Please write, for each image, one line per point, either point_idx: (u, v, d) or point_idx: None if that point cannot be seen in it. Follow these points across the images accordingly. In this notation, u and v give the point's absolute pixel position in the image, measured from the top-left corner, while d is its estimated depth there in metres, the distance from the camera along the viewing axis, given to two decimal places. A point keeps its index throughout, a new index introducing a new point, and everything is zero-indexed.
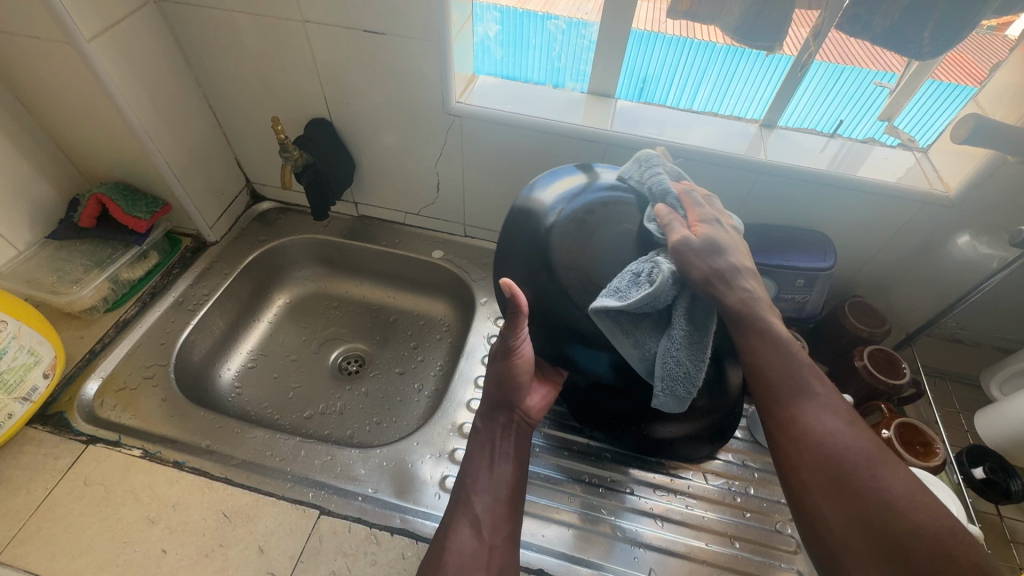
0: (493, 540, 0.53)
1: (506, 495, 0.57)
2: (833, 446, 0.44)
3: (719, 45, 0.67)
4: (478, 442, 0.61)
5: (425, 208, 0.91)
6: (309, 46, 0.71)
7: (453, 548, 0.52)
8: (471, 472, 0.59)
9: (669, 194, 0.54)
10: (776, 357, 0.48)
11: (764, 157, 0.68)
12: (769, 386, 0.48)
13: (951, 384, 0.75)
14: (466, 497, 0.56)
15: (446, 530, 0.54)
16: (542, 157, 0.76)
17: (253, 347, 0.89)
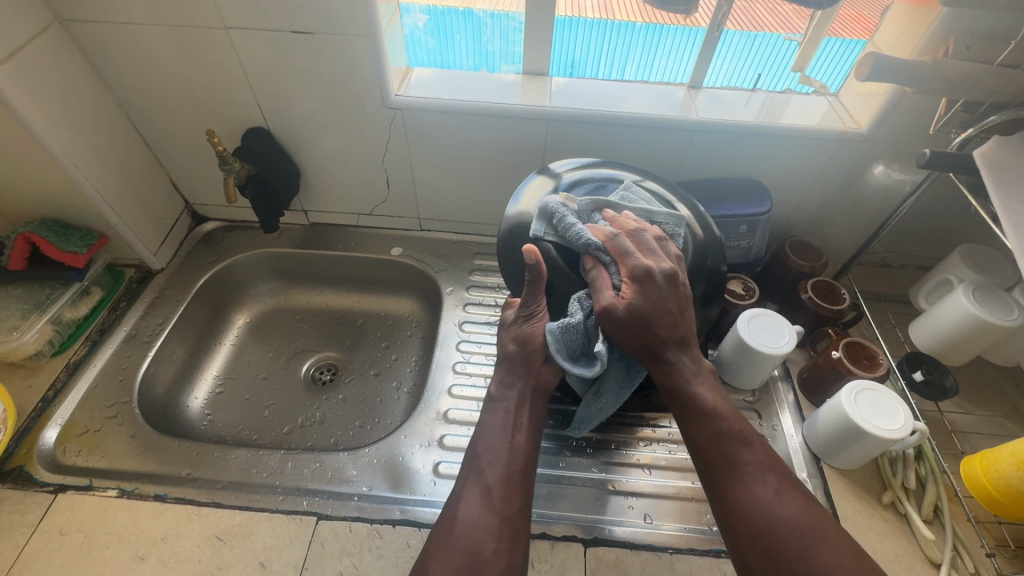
0: (504, 510, 0.51)
1: (519, 464, 0.54)
2: (766, 518, 0.46)
3: (638, 24, 0.72)
4: (494, 405, 0.58)
5: (378, 207, 0.91)
6: (235, 54, 0.69)
7: (462, 521, 0.50)
8: (482, 441, 0.56)
9: (591, 246, 0.54)
10: (707, 429, 0.51)
11: (695, 116, 0.72)
12: (708, 458, 0.51)
13: (886, 305, 0.81)
14: (475, 467, 0.54)
15: (456, 500, 0.52)
16: (488, 140, 0.77)
17: (219, 372, 0.86)
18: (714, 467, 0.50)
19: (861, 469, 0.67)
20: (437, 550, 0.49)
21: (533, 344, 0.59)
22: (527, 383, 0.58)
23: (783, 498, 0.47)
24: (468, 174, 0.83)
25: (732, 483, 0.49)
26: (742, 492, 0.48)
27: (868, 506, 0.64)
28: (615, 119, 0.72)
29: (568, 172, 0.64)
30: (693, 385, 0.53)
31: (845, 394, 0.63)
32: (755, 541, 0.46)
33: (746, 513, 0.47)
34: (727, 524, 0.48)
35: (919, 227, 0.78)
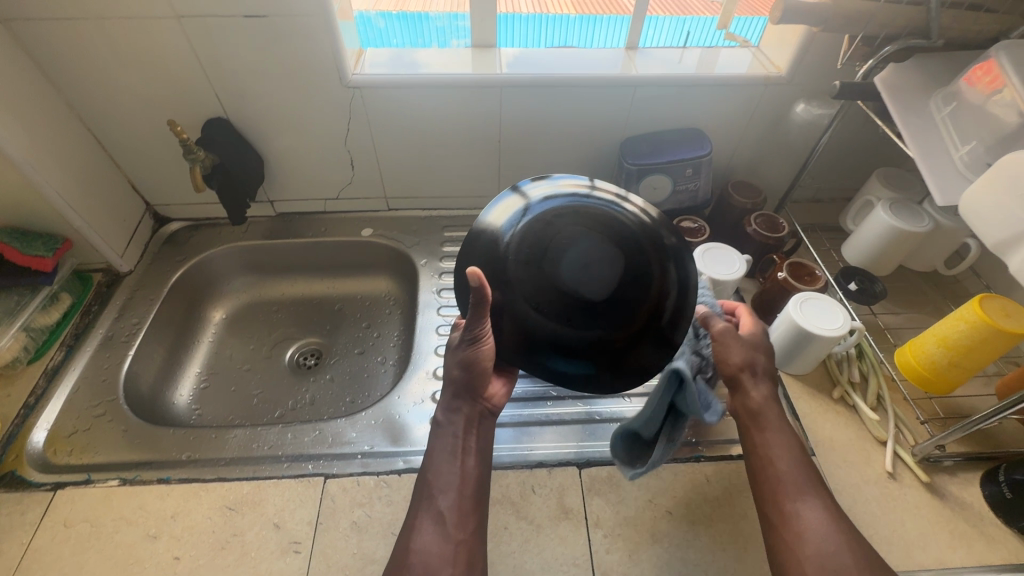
0: (456, 541, 0.50)
1: (469, 493, 0.53)
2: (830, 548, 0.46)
3: (572, 16, 0.82)
4: (441, 433, 0.57)
5: (344, 190, 0.93)
6: (190, 44, 0.70)
7: (415, 553, 0.49)
8: (433, 470, 0.54)
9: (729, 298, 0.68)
10: (781, 454, 0.53)
11: (636, 72, 0.78)
12: (775, 481, 0.52)
13: (821, 233, 0.90)
14: (428, 496, 0.53)
15: (411, 531, 0.51)
16: (445, 112, 0.81)
17: (202, 368, 0.87)
18: (779, 494, 0.51)
19: (813, 372, 0.76)
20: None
21: (476, 371, 0.57)
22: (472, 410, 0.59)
23: (844, 533, 0.47)
24: (430, 149, 0.86)
25: (799, 513, 0.49)
26: (810, 522, 0.48)
27: (822, 402, 0.72)
28: (563, 82, 0.77)
29: (541, 186, 0.56)
30: (774, 417, 0.55)
31: (792, 305, 0.70)
32: (816, 567, 0.46)
33: (807, 538, 0.48)
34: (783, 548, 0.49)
35: (840, 159, 0.88)
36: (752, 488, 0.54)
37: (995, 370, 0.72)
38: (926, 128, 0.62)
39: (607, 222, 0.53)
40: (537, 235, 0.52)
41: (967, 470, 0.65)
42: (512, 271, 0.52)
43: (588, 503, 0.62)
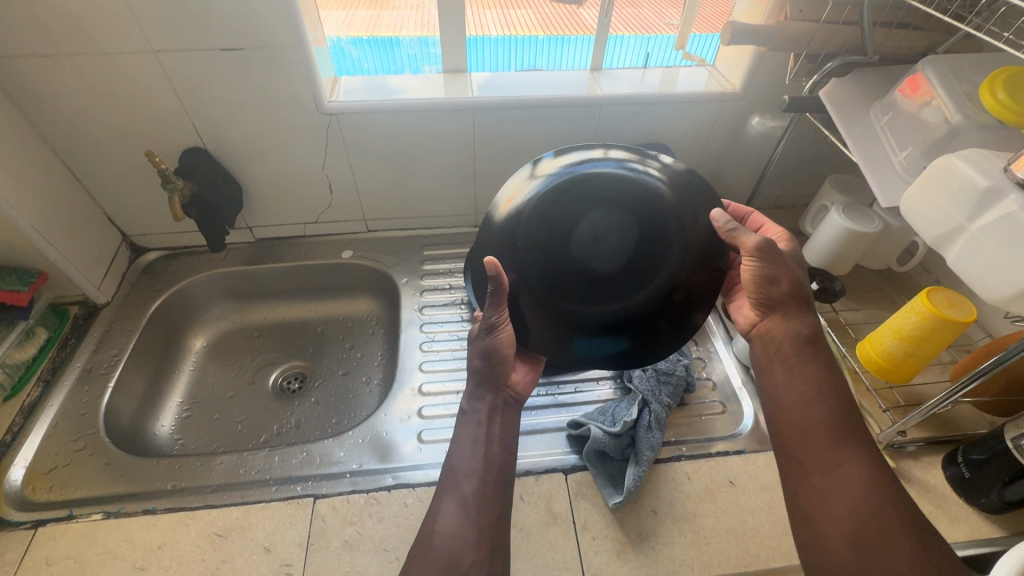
0: (478, 530, 0.50)
1: (495, 481, 0.54)
2: (871, 503, 0.47)
3: (541, 37, 0.86)
4: (469, 416, 0.58)
5: (322, 214, 0.94)
6: (167, 77, 0.71)
7: (436, 539, 0.50)
8: (460, 454, 0.55)
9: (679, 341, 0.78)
10: (821, 403, 0.53)
11: (601, 93, 0.82)
12: (814, 430, 0.52)
13: None
14: (453, 482, 0.54)
15: (434, 516, 0.52)
16: (420, 136, 0.84)
17: (183, 397, 0.86)
18: (821, 449, 0.51)
19: None
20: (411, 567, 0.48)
21: (496, 358, 0.58)
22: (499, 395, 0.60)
23: (882, 493, 0.47)
24: (406, 171, 0.89)
25: (840, 470, 0.49)
26: (850, 480, 0.48)
27: None
28: (533, 103, 0.81)
29: (565, 158, 0.58)
30: (810, 354, 0.55)
31: None
32: (854, 518, 0.47)
33: (849, 490, 0.48)
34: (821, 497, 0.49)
35: (798, 166, 0.93)
36: (783, 438, 0.54)
37: (948, 358, 0.77)
38: (867, 136, 0.66)
39: (622, 195, 0.55)
40: (550, 214, 0.55)
41: (928, 454, 0.69)
42: (524, 255, 0.55)
43: (575, 508, 0.64)
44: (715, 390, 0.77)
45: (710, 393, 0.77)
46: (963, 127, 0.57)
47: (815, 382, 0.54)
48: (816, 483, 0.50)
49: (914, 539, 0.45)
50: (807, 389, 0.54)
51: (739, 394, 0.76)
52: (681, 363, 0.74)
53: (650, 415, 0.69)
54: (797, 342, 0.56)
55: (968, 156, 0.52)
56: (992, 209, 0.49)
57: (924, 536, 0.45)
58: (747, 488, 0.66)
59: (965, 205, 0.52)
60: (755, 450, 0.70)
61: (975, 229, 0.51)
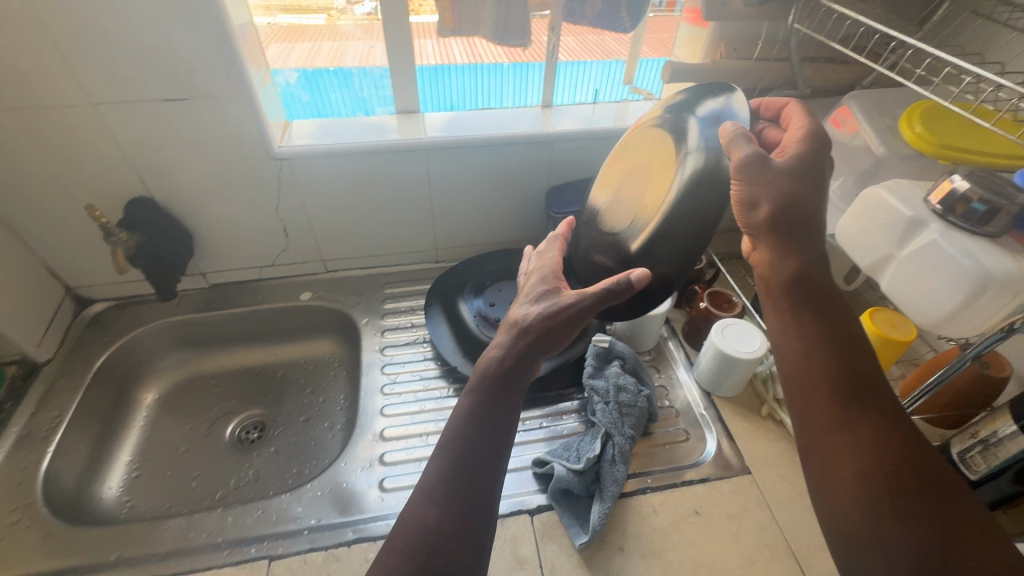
0: (464, 531, 0.44)
1: (491, 473, 0.47)
2: (882, 458, 0.42)
3: (506, 64, 0.86)
4: (479, 395, 0.51)
5: (279, 257, 0.93)
6: (108, 128, 0.70)
7: (414, 542, 0.43)
8: (455, 440, 0.48)
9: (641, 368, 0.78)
10: (824, 345, 0.47)
11: (553, 129, 0.84)
12: (818, 379, 0.46)
13: (737, 260, 0.98)
14: (440, 474, 0.46)
15: (411, 517, 0.45)
16: (375, 176, 0.84)
17: (133, 455, 0.82)
18: (829, 408, 0.45)
19: (743, 393, 0.80)
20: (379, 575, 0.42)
21: (544, 326, 0.53)
22: (517, 371, 0.53)
23: (899, 457, 0.42)
24: (363, 211, 0.88)
25: (851, 432, 0.44)
26: (862, 442, 0.43)
27: (753, 421, 0.77)
28: (485, 142, 0.82)
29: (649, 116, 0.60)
30: (811, 288, 0.49)
31: (714, 332, 0.75)
32: (862, 473, 0.42)
33: (857, 444, 0.43)
34: (824, 450, 0.45)
35: None
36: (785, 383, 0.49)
37: (899, 373, 0.79)
38: None
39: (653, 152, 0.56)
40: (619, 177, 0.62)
41: None
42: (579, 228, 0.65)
43: (542, 550, 0.63)
44: (679, 417, 0.78)
45: (674, 421, 0.77)
46: (887, 158, 0.60)
47: (816, 331, 0.47)
48: (821, 445, 0.45)
49: (936, 508, 0.40)
50: (811, 339, 0.47)
51: (702, 419, 0.77)
52: (644, 394, 0.74)
53: (614, 448, 0.68)
54: (793, 284, 0.49)
55: (893, 187, 0.54)
56: (917, 239, 0.52)
57: (937, 496, 0.41)
58: (713, 517, 0.66)
59: (893, 234, 0.54)
60: (718, 476, 0.70)
61: (903, 257, 0.53)
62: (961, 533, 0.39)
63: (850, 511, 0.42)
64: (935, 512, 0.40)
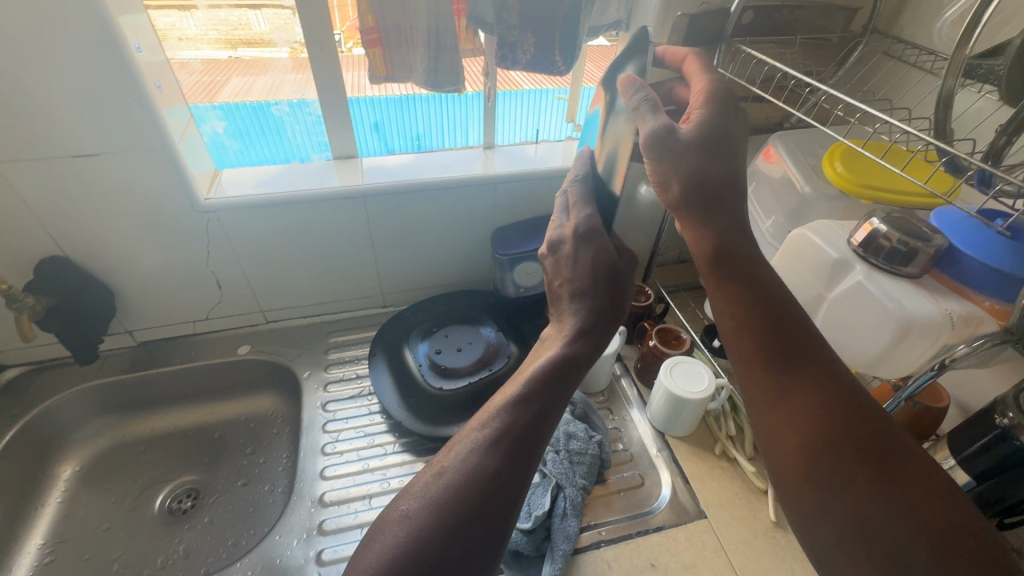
0: (480, 547, 0.39)
1: (524, 488, 0.42)
2: (827, 432, 0.40)
3: (471, 93, 0.84)
4: (529, 401, 0.45)
5: (214, 310, 0.88)
6: (12, 187, 0.65)
7: (419, 544, 0.38)
8: (496, 442, 0.43)
9: (588, 412, 0.76)
10: (755, 317, 0.45)
11: (494, 171, 0.84)
12: (759, 357, 0.45)
13: (685, 293, 0.98)
14: (474, 480, 0.41)
15: (422, 515, 0.40)
16: (312, 224, 0.81)
17: (45, 539, 0.74)
18: (764, 381, 0.44)
19: (696, 430, 0.79)
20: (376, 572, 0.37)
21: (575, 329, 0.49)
22: (571, 385, 0.47)
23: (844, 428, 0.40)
24: (302, 259, 0.85)
25: (787, 405, 0.42)
26: (798, 414, 0.42)
27: (707, 460, 0.75)
28: (425, 186, 0.81)
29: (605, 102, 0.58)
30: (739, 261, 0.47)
31: (663, 371, 0.74)
32: (809, 450, 0.40)
33: (801, 420, 0.41)
34: (774, 432, 0.43)
35: None
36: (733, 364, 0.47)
37: None
38: None
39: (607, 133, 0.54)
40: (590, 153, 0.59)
41: None
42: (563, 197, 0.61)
43: None
44: (633, 462, 0.76)
45: (628, 466, 0.75)
46: (813, 198, 0.61)
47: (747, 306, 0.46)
48: (762, 420, 0.44)
49: (882, 477, 0.38)
50: (740, 311, 0.46)
51: (656, 462, 0.75)
52: (594, 440, 0.72)
53: (565, 501, 0.66)
54: (715, 258, 0.47)
55: (817, 230, 0.55)
56: (843, 281, 0.52)
57: (888, 468, 0.38)
58: (669, 569, 0.63)
59: (821, 277, 0.54)
60: (673, 523, 0.68)
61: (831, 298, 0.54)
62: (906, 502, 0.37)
63: (792, 484, 0.41)
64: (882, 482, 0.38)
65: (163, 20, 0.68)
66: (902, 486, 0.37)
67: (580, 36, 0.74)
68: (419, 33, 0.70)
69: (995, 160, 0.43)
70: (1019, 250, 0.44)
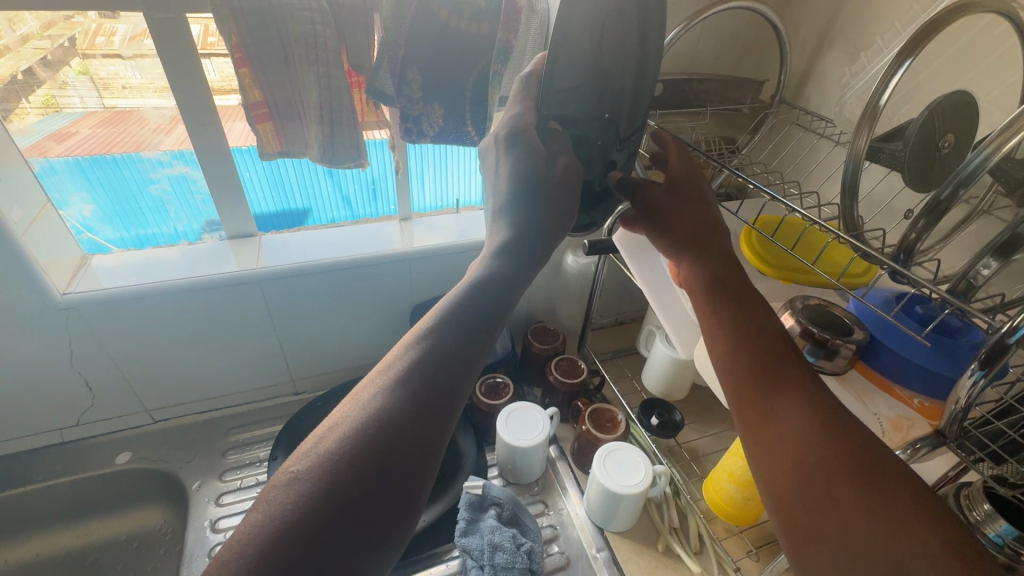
0: (385, 508, 0.28)
1: (446, 424, 0.32)
2: (806, 443, 0.33)
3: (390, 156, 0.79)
4: (448, 325, 0.35)
5: (86, 414, 0.76)
6: None
7: (308, 512, 0.27)
8: (405, 379, 0.32)
9: (520, 514, 0.68)
10: (738, 322, 0.41)
11: (408, 247, 0.78)
12: (740, 367, 0.39)
13: (623, 361, 0.93)
14: (383, 419, 0.30)
15: (316, 474, 0.28)
16: (200, 313, 0.72)
17: None
18: (746, 395, 0.37)
19: (638, 523, 0.72)
20: (249, 556, 0.25)
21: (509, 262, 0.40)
22: (499, 303, 0.37)
23: (839, 440, 0.32)
24: (190, 353, 0.75)
25: (774, 421, 0.35)
26: (782, 423, 0.34)
27: (649, 559, 0.68)
28: (330, 267, 0.74)
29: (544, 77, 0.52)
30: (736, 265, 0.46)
31: (596, 463, 0.67)
32: (790, 460, 0.33)
33: (776, 428, 0.34)
34: (755, 444, 0.35)
35: (622, 287, 0.96)
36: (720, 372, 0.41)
37: None
38: (661, 282, 0.65)
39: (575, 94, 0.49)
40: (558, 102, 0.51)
41: None
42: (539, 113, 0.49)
43: None
44: (569, 568, 0.68)
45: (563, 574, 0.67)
46: None
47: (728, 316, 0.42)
48: (746, 440, 0.36)
49: (881, 492, 0.29)
50: (728, 336, 0.40)
51: (595, 565, 0.67)
52: (522, 548, 0.64)
53: None
54: (707, 286, 0.44)
55: None
56: None
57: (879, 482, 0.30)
58: None
59: None
60: None
61: None
62: (914, 520, 0.28)
63: (775, 496, 0.33)
64: (882, 497, 0.29)
65: (104, 69, 0.61)
66: (905, 501, 0.29)
67: (491, 108, 0.71)
68: (311, 109, 0.64)
69: (907, 256, 0.40)
70: (949, 351, 0.42)
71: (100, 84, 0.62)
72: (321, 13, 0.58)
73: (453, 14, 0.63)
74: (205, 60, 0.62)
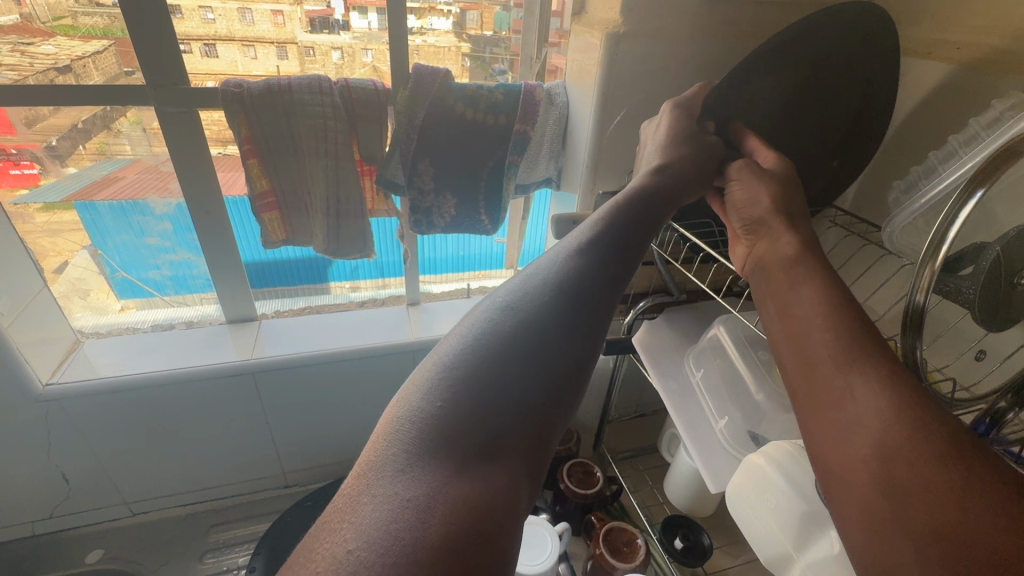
0: (545, 378, 0.29)
1: (594, 314, 0.32)
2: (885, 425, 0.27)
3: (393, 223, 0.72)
4: (600, 247, 0.35)
5: (60, 506, 0.70)
6: None
7: (472, 378, 0.28)
8: (560, 278, 0.33)
9: None
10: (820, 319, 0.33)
11: (413, 337, 0.74)
12: (823, 355, 0.31)
13: (641, 464, 0.85)
14: (534, 330, 0.30)
15: (475, 352, 0.29)
16: (188, 405, 0.67)
17: None
18: (816, 372, 0.31)
19: None
20: (432, 396, 0.27)
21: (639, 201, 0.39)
22: (640, 245, 0.37)
23: (925, 424, 0.26)
24: (175, 445, 0.70)
25: (848, 405, 0.29)
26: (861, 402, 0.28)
27: None
28: (329, 359, 0.70)
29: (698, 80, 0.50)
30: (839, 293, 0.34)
31: None
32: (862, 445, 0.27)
33: (853, 409, 0.28)
34: (819, 425, 0.30)
35: (643, 382, 0.89)
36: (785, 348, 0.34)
37: None
38: (685, 397, 0.58)
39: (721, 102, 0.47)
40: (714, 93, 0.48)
41: None
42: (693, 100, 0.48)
43: None
44: None
45: None
46: (768, 407, 0.53)
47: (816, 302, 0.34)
48: (808, 425, 0.31)
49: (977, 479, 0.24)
50: (803, 322, 0.33)
51: None
52: None
53: None
54: (786, 262, 0.37)
55: (774, 459, 0.44)
56: (816, 543, 0.41)
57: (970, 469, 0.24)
58: None
59: (789, 528, 0.43)
60: None
61: (803, 563, 0.41)
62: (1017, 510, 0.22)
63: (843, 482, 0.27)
64: (989, 494, 0.23)
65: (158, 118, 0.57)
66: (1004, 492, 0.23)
67: (507, 200, 0.67)
68: (318, 200, 0.62)
69: (994, 426, 0.33)
70: None
71: (153, 133, 0.59)
72: (332, 107, 0.57)
73: (469, 106, 0.60)
74: (202, 114, 0.58)
